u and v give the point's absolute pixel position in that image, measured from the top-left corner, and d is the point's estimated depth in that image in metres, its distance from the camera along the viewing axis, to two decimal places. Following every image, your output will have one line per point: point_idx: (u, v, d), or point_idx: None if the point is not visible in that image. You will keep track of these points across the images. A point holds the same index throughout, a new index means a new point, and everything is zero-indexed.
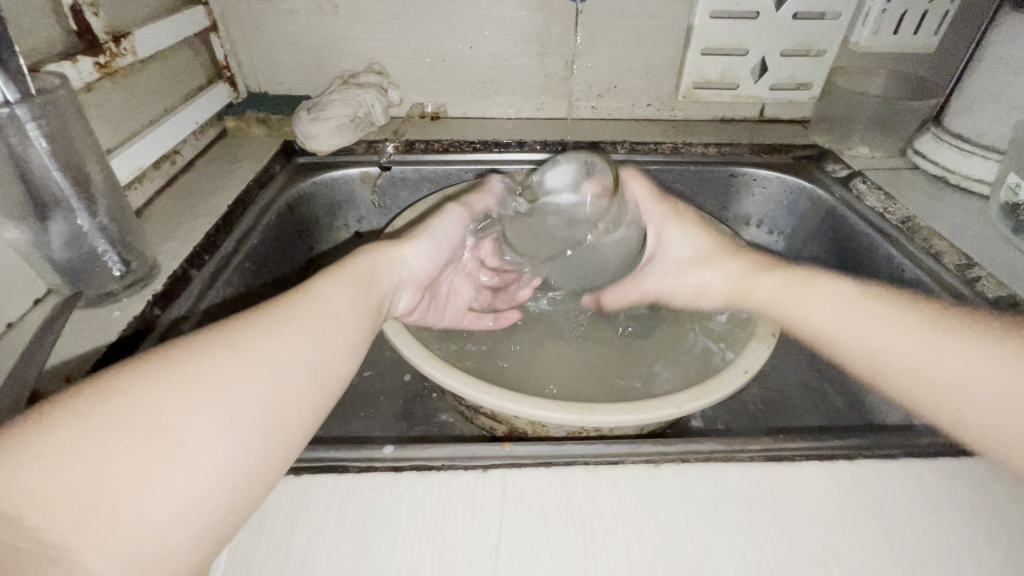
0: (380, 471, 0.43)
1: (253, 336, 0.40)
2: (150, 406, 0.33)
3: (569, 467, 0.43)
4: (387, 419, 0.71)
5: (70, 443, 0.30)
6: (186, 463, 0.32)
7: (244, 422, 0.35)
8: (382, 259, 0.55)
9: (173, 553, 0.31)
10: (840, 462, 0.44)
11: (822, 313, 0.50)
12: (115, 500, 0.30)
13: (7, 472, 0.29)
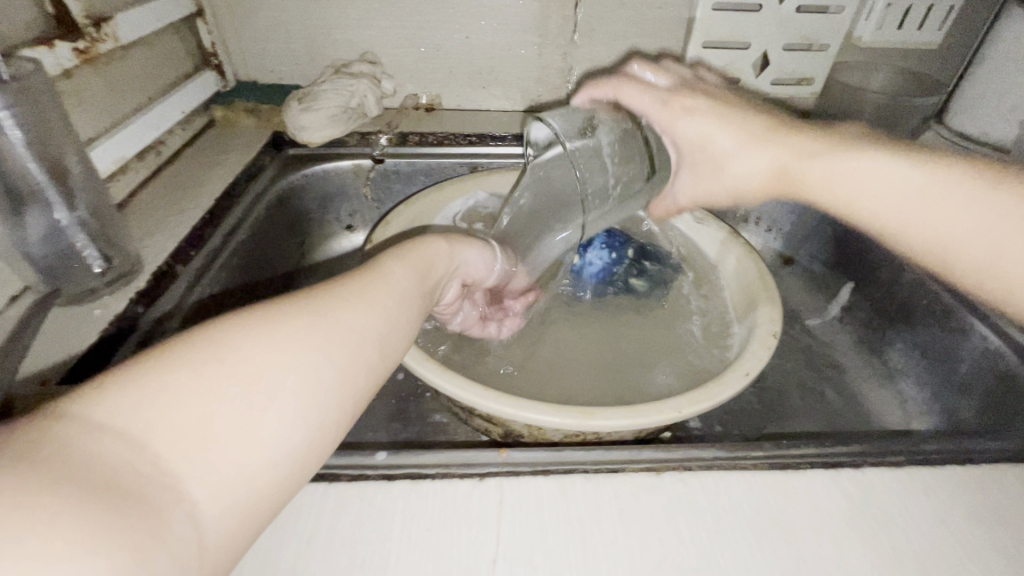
0: (373, 480, 0.41)
1: (337, 299, 0.38)
2: (250, 354, 0.31)
3: (568, 476, 0.42)
4: (380, 420, 0.70)
5: (181, 379, 0.28)
6: (283, 418, 0.30)
7: (330, 387, 0.33)
8: (448, 247, 0.51)
9: (263, 509, 0.29)
10: (846, 470, 0.43)
11: (889, 193, 0.43)
12: (218, 445, 0.28)
13: (123, 400, 0.27)
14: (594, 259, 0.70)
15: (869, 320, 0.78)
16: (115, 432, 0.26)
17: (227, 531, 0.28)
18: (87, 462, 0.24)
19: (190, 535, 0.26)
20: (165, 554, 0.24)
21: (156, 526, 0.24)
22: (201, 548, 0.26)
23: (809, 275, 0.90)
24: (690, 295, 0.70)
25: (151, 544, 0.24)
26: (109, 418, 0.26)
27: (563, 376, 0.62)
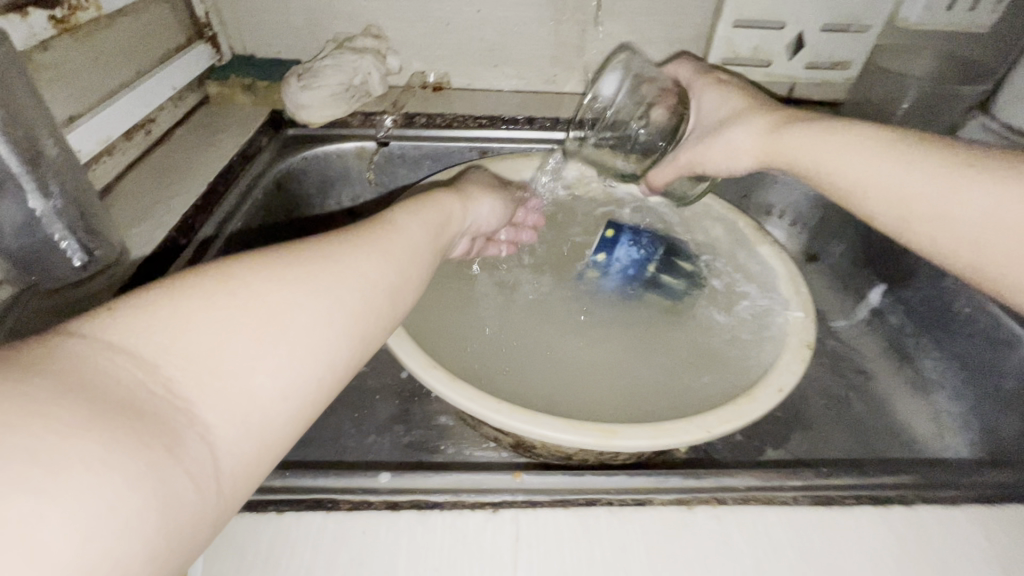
0: (375, 509, 0.38)
1: (346, 244, 0.37)
2: (261, 285, 0.30)
3: (590, 508, 0.38)
4: (383, 422, 0.66)
5: (194, 305, 0.27)
6: (296, 351, 0.30)
7: (341, 326, 0.33)
8: (458, 204, 0.53)
9: (277, 440, 0.29)
10: (897, 507, 0.39)
11: (848, 164, 0.44)
12: (235, 371, 0.27)
13: (138, 322, 0.26)
14: (621, 257, 0.63)
15: (901, 326, 0.74)
16: (133, 351, 0.25)
17: (241, 459, 0.27)
18: (105, 380, 0.24)
19: (204, 457, 0.25)
20: (180, 472, 0.24)
21: (170, 445, 0.24)
22: (216, 472, 0.26)
23: (837, 274, 0.84)
24: (715, 296, 0.66)
25: (167, 463, 0.23)
26: (122, 340, 0.25)
27: (562, 364, 0.58)
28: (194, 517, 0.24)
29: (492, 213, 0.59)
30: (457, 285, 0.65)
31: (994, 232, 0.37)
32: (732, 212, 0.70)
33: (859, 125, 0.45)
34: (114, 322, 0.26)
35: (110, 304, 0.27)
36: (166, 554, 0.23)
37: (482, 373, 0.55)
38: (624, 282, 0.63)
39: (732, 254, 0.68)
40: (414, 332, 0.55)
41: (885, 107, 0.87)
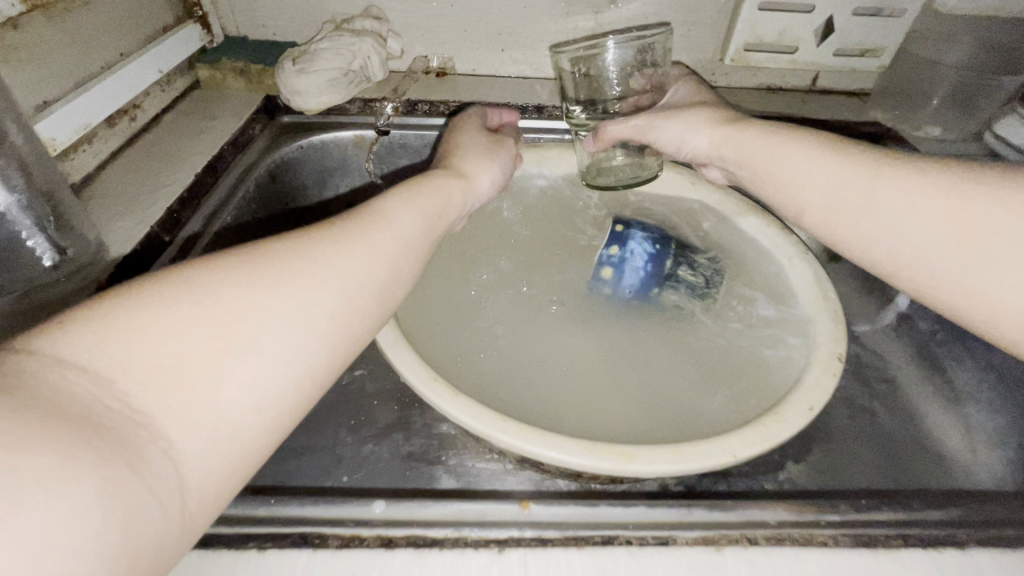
0: (367, 546, 0.34)
1: (328, 239, 0.34)
2: (228, 291, 0.28)
3: (608, 548, 0.35)
4: (379, 431, 0.59)
5: (155, 315, 0.26)
6: (266, 360, 0.28)
7: (318, 332, 0.31)
8: (454, 182, 0.49)
9: (250, 452, 0.28)
10: (951, 550, 0.35)
11: (784, 161, 0.49)
12: (202, 385, 0.26)
13: (97, 333, 0.25)
14: (635, 252, 0.58)
15: (931, 332, 0.68)
16: (92, 364, 0.24)
17: (209, 474, 0.26)
18: (61, 395, 0.22)
19: (167, 475, 0.24)
20: (139, 489, 0.23)
21: (128, 463, 0.23)
22: (179, 489, 0.24)
23: (860, 274, 0.77)
24: (736, 302, 0.61)
25: (122, 481, 0.22)
26: (78, 355, 0.24)
27: (566, 369, 0.55)
28: (156, 536, 0.23)
29: (489, 181, 0.55)
30: (461, 281, 0.61)
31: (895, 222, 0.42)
32: (751, 211, 0.64)
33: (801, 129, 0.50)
34: (75, 332, 0.25)
35: (75, 311, 0.26)
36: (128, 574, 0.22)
37: (478, 371, 0.52)
38: (646, 282, 0.58)
39: (752, 255, 0.63)
40: (407, 330, 0.52)
41: (918, 97, 0.81)
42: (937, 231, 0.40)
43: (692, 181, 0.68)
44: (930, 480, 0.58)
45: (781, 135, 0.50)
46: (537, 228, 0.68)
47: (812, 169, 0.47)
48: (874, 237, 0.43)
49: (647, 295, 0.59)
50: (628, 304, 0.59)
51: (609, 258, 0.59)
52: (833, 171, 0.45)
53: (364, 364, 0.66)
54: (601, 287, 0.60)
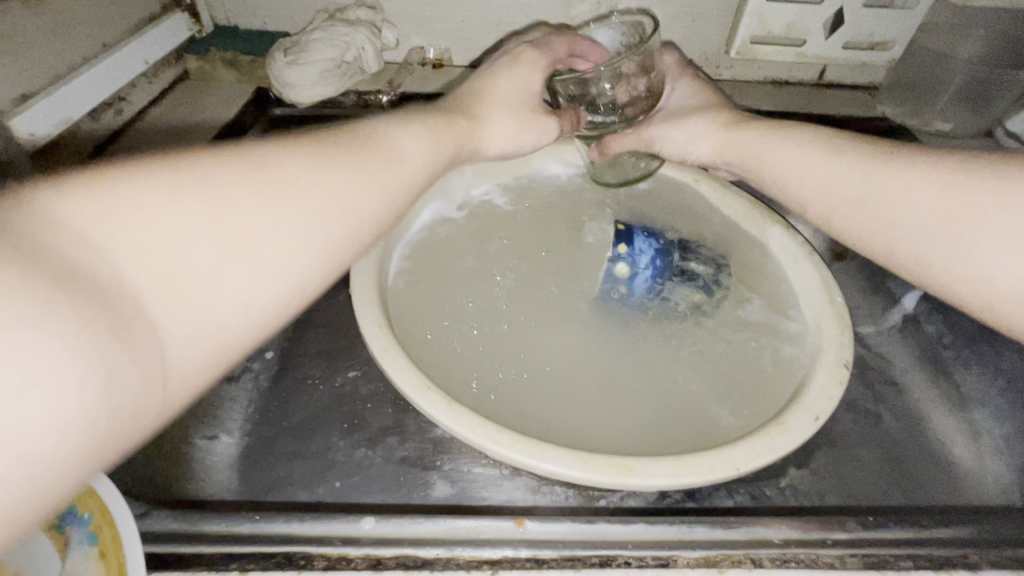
0: (355, 568, 0.33)
1: (330, 167, 0.35)
2: (231, 195, 0.29)
3: (605, 570, 0.33)
4: (372, 435, 0.56)
5: (157, 201, 0.27)
6: (260, 266, 0.30)
7: (310, 252, 0.32)
8: (466, 133, 0.48)
9: (230, 350, 0.29)
10: (960, 573, 0.35)
11: (785, 161, 0.50)
12: (195, 276, 0.27)
13: (96, 204, 0.25)
14: (643, 250, 0.57)
15: (939, 335, 0.67)
16: (94, 235, 0.25)
17: (192, 361, 0.27)
18: (55, 252, 0.23)
19: (155, 354, 0.25)
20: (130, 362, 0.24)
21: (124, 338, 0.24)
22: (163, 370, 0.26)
23: (866, 274, 0.75)
24: (740, 306, 0.59)
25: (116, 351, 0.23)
26: (79, 222, 0.25)
27: (560, 368, 0.54)
28: (138, 408, 0.24)
29: (513, 134, 0.52)
30: (457, 277, 0.59)
31: (898, 212, 0.42)
32: (755, 209, 0.63)
33: (800, 130, 0.51)
34: (76, 200, 0.25)
35: (80, 178, 0.26)
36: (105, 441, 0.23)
37: (461, 355, 0.53)
38: (655, 279, 0.57)
39: (758, 256, 0.62)
40: (395, 329, 0.50)
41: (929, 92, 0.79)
42: (937, 220, 0.40)
43: (694, 178, 0.67)
44: (935, 487, 0.57)
45: (780, 135, 0.51)
46: (536, 225, 0.66)
47: (813, 167, 0.48)
48: (876, 230, 0.44)
49: (658, 293, 0.57)
50: (640, 305, 0.58)
51: (618, 256, 0.57)
52: (835, 169, 0.47)
53: (359, 364, 0.63)
54: (610, 288, 0.58)
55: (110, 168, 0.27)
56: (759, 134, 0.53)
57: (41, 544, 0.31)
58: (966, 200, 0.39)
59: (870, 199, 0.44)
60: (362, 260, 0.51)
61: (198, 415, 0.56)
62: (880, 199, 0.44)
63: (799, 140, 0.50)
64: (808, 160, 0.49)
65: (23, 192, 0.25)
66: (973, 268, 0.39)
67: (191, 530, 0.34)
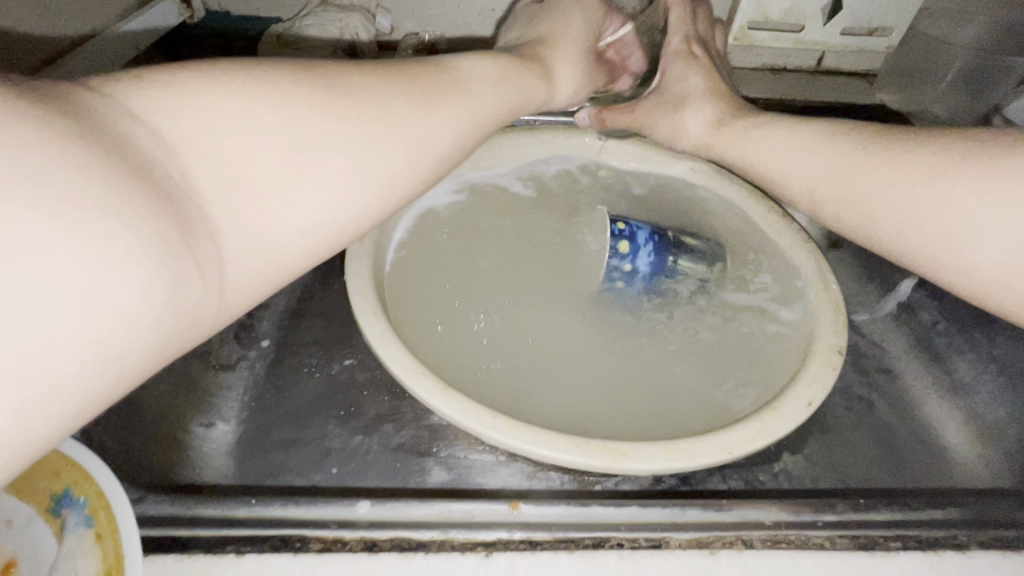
0: (350, 550, 0.33)
1: (399, 93, 0.35)
2: (298, 108, 0.30)
3: (598, 551, 0.34)
4: (369, 422, 0.57)
5: (226, 106, 0.28)
6: (318, 184, 0.30)
7: (372, 181, 0.33)
8: (531, 91, 0.48)
9: (282, 265, 0.30)
10: (948, 553, 0.35)
11: (771, 155, 0.52)
12: (256, 189, 0.28)
13: (173, 102, 0.26)
14: (640, 231, 0.56)
15: (934, 322, 0.67)
16: (171, 132, 0.26)
17: (245, 272, 0.28)
18: (133, 143, 0.24)
19: (213, 261, 0.27)
20: (192, 267, 0.25)
21: (188, 242, 0.25)
22: (219, 276, 0.27)
23: (862, 263, 0.75)
24: (735, 294, 0.59)
25: (180, 253, 0.25)
26: (153, 117, 0.26)
27: (559, 355, 0.54)
28: (195, 311, 0.26)
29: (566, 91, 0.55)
30: (455, 264, 0.59)
31: (879, 200, 0.43)
32: (752, 196, 0.63)
33: (791, 122, 0.53)
34: (154, 94, 0.26)
35: (161, 74, 0.27)
36: (169, 338, 0.25)
37: (468, 331, 0.54)
38: (657, 254, 0.57)
39: (754, 243, 0.62)
40: (391, 313, 0.50)
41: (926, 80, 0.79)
42: (915, 205, 0.41)
43: (691, 165, 0.66)
44: (927, 472, 0.57)
45: (770, 130, 0.54)
46: (534, 214, 0.66)
47: (803, 155, 0.50)
48: (860, 219, 0.45)
49: (662, 269, 0.57)
50: (647, 285, 0.57)
51: (620, 233, 0.55)
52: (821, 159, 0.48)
53: (355, 353, 0.62)
54: (616, 271, 0.56)
55: (191, 68, 0.28)
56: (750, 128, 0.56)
57: (38, 527, 0.31)
58: (943, 186, 0.39)
59: (855, 191, 0.45)
60: (355, 249, 0.51)
61: (193, 404, 0.56)
62: (864, 193, 0.44)
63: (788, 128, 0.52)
64: (797, 145, 0.51)
65: (107, 83, 0.26)
66: (955, 255, 0.39)
67: (187, 514, 0.34)
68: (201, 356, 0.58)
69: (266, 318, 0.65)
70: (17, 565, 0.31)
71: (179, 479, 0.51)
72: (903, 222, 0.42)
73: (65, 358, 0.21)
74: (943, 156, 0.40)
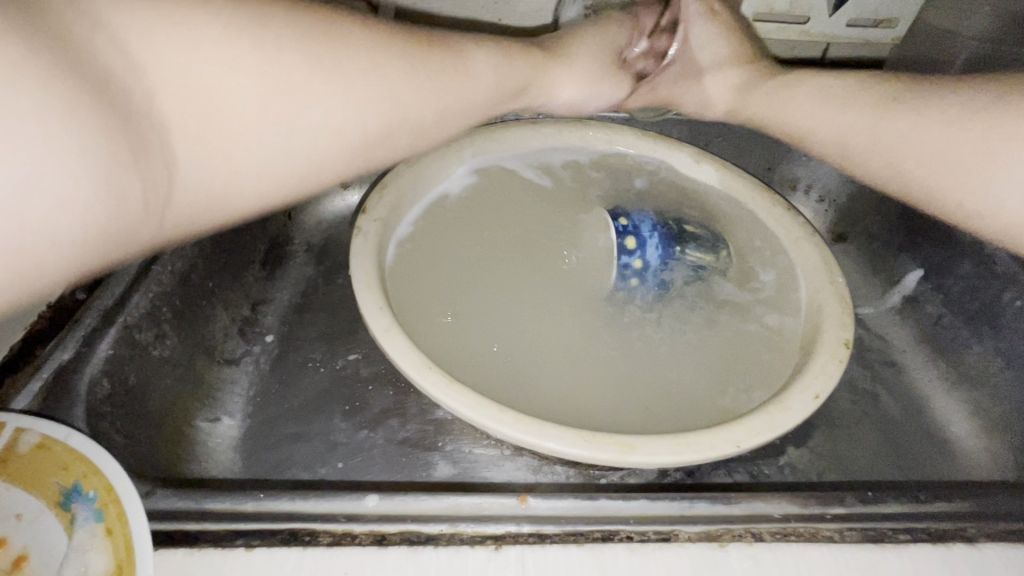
0: (359, 544, 0.33)
1: (406, 62, 0.38)
2: (285, 57, 0.32)
3: (607, 544, 0.34)
4: (374, 416, 0.57)
5: (210, 40, 0.29)
6: (284, 130, 0.32)
7: (339, 138, 0.35)
8: (529, 76, 0.51)
9: (225, 202, 0.32)
10: (958, 545, 0.35)
11: (797, 116, 0.55)
12: (225, 126, 0.30)
13: (156, 21, 0.27)
14: (644, 227, 0.57)
15: (939, 315, 0.66)
16: (146, 55, 0.27)
17: (191, 199, 0.30)
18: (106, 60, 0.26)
19: (159, 183, 0.28)
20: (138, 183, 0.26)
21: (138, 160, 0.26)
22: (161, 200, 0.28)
23: (867, 256, 0.74)
24: (740, 288, 0.59)
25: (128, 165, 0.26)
26: (132, 39, 0.27)
27: (563, 348, 0.54)
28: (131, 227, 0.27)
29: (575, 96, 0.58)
30: (458, 257, 0.59)
31: (904, 151, 0.48)
32: (757, 188, 0.63)
33: (815, 80, 0.56)
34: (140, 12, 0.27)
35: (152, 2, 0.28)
36: (96, 248, 0.26)
37: (472, 325, 0.54)
38: (664, 245, 0.57)
39: (759, 236, 0.62)
40: (395, 308, 0.50)
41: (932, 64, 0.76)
42: (948, 152, 0.45)
43: (695, 158, 0.66)
44: (931, 464, 0.57)
45: (794, 88, 0.57)
46: (537, 208, 0.66)
47: (830, 112, 0.53)
48: (887, 166, 0.49)
49: (671, 261, 0.57)
50: (659, 278, 0.57)
51: (625, 228, 0.56)
52: (850, 113, 0.51)
53: (359, 347, 0.62)
54: (628, 268, 0.56)
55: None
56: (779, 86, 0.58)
57: (47, 522, 0.31)
58: (970, 134, 0.44)
59: (883, 142, 0.49)
60: (359, 244, 0.51)
61: (198, 399, 0.54)
62: (891, 144, 0.48)
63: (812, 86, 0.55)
64: (821, 103, 0.54)
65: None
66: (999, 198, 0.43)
67: (195, 508, 0.34)
68: (206, 351, 0.57)
69: (269, 313, 0.65)
70: (25, 560, 0.30)
71: (185, 473, 0.49)
72: (933, 164, 0.46)
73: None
74: (970, 108, 0.45)
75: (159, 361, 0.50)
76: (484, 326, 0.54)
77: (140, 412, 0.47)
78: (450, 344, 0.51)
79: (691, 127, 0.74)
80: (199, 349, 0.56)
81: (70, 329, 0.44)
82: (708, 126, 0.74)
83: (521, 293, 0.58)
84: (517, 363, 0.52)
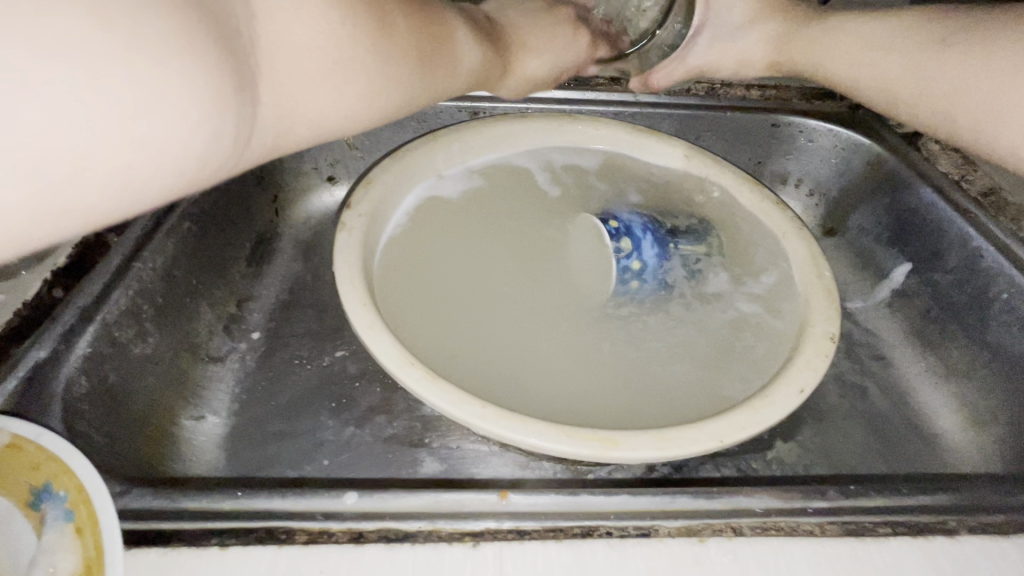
0: (336, 541, 0.33)
1: (413, 36, 0.41)
2: (348, 30, 0.35)
3: (587, 540, 0.34)
4: (361, 413, 0.56)
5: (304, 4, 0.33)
6: (346, 86, 0.37)
7: (368, 109, 0.39)
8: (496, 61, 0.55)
9: (280, 141, 0.35)
10: (938, 538, 0.35)
11: (849, 62, 0.60)
12: (293, 78, 0.33)
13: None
14: (637, 229, 0.57)
15: (926, 308, 0.65)
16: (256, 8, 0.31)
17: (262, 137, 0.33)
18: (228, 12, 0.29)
19: (246, 124, 0.30)
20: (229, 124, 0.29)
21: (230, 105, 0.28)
22: (243, 144, 0.31)
23: (856, 249, 0.74)
24: (729, 282, 0.59)
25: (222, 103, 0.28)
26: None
27: (551, 343, 0.54)
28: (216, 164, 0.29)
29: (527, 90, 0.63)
30: (444, 253, 0.59)
31: (950, 96, 0.52)
32: (747, 183, 0.62)
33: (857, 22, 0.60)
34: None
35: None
36: (194, 176, 0.28)
37: (457, 321, 0.53)
38: (660, 243, 0.57)
39: (747, 230, 0.61)
40: (381, 308, 0.50)
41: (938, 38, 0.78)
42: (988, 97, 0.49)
43: (685, 152, 0.65)
44: (918, 458, 0.58)
45: (838, 26, 0.61)
46: (524, 203, 0.65)
47: (875, 57, 0.58)
48: (930, 104, 0.54)
49: (668, 257, 0.58)
50: (659, 276, 0.57)
51: (617, 231, 0.56)
52: (893, 57, 0.57)
53: (346, 344, 0.62)
54: (627, 271, 0.56)
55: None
56: (818, 36, 0.62)
57: (16, 522, 0.31)
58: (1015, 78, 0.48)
59: (932, 89, 0.53)
60: (343, 240, 0.50)
61: (182, 397, 0.54)
62: (937, 93, 0.53)
63: (857, 34, 0.60)
64: (867, 48, 0.59)
65: None
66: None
67: (172, 506, 0.34)
68: (191, 349, 0.56)
69: (255, 309, 0.64)
70: None
71: (170, 472, 0.49)
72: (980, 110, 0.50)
73: (99, 174, 0.24)
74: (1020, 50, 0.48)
75: (141, 360, 0.49)
76: (469, 322, 0.54)
77: (121, 413, 0.46)
78: (434, 340, 0.51)
79: (680, 121, 0.73)
80: (183, 346, 0.55)
81: (48, 326, 0.43)
82: (699, 120, 0.73)
83: (507, 286, 0.58)
84: (502, 358, 0.52)
